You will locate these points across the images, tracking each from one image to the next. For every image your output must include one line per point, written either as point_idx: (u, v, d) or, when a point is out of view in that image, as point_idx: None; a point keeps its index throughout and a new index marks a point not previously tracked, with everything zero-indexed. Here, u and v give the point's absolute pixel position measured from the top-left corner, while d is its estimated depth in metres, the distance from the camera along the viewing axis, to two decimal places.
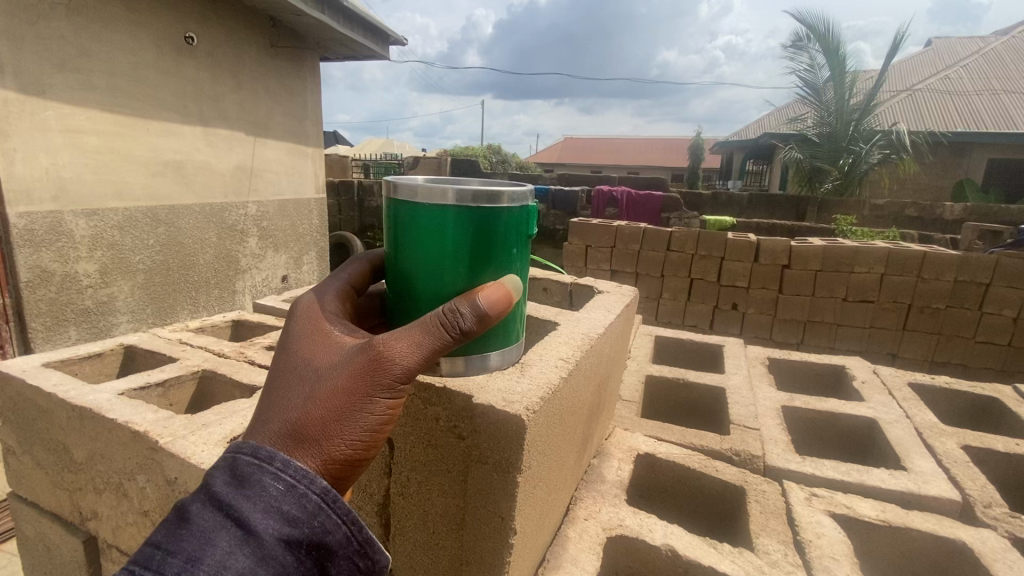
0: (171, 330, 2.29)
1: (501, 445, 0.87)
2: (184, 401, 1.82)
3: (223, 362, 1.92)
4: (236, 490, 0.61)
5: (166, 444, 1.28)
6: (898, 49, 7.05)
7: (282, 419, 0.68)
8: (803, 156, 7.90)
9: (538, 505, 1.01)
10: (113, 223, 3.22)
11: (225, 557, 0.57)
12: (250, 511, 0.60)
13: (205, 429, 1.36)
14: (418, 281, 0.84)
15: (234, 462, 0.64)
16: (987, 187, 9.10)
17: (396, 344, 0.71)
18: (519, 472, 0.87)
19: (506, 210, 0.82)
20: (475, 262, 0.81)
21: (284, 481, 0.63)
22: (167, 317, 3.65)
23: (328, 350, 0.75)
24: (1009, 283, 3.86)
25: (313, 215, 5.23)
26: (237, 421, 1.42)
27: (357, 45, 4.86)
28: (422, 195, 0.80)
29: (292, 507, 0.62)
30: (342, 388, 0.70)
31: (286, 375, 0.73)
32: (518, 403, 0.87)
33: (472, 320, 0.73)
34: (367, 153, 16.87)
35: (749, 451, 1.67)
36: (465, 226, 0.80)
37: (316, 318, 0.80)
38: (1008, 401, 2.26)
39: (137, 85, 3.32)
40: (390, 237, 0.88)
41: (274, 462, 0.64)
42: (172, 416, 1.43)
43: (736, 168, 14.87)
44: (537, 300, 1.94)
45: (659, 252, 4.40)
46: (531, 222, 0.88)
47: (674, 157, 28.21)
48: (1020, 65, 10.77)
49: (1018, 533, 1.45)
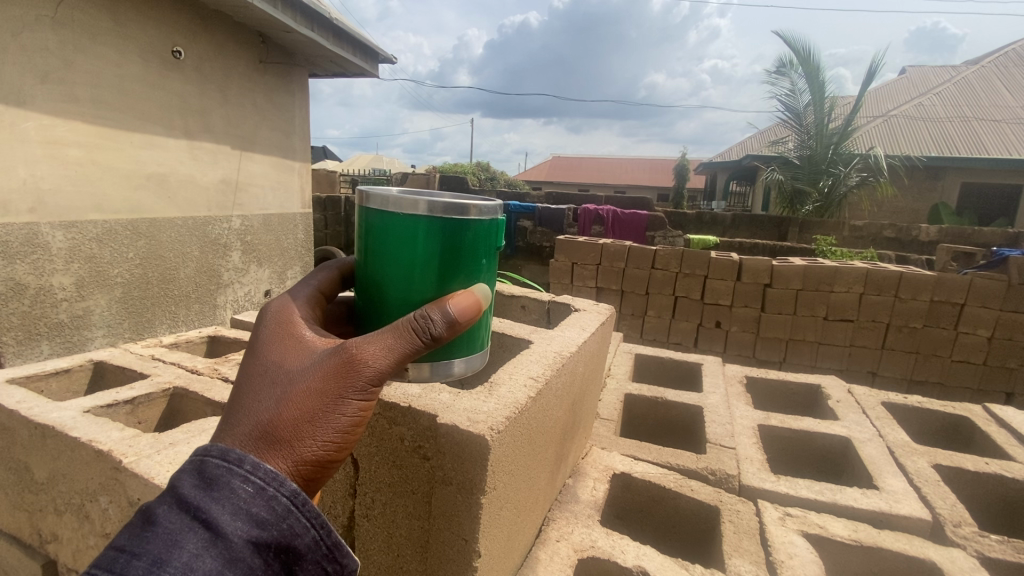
0: (145, 345, 2.25)
1: (464, 465, 0.87)
2: (152, 419, 1.78)
3: (195, 379, 1.89)
4: (204, 492, 0.59)
5: (129, 464, 1.24)
6: (873, 77, 7.31)
7: (253, 422, 0.67)
8: (784, 177, 8.11)
9: (505, 529, 1.00)
10: (91, 235, 3.17)
11: (191, 560, 0.55)
12: (218, 513, 0.58)
13: (171, 447, 1.33)
14: (386, 286, 0.84)
15: (201, 463, 0.62)
16: (961, 211, 9.36)
17: (369, 347, 0.71)
18: (482, 493, 0.86)
19: (476, 222, 0.82)
20: (444, 272, 0.82)
21: (254, 484, 0.61)
22: (144, 332, 3.58)
23: (300, 354, 0.74)
24: (983, 303, 3.95)
25: (298, 229, 5.20)
26: (205, 439, 1.39)
27: (346, 62, 4.92)
28: (394, 203, 0.81)
29: (261, 510, 0.60)
30: (313, 390, 0.70)
31: (256, 380, 0.72)
32: (482, 423, 0.86)
33: (443, 326, 0.73)
34: (357, 168, 16.92)
35: (725, 471, 1.67)
36: (435, 236, 0.80)
37: (286, 323, 0.79)
38: (978, 421, 2.30)
39: (122, 97, 3.31)
40: (361, 245, 0.88)
41: (246, 462, 0.63)
42: (138, 434, 1.39)
43: (720, 189, 15.15)
44: (516, 317, 1.95)
45: (644, 270, 4.44)
46: (499, 235, 0.89)
47: (659, 177, 28.70)
48: (990, 94, 11.22)
49: (986, 553, 1.46)
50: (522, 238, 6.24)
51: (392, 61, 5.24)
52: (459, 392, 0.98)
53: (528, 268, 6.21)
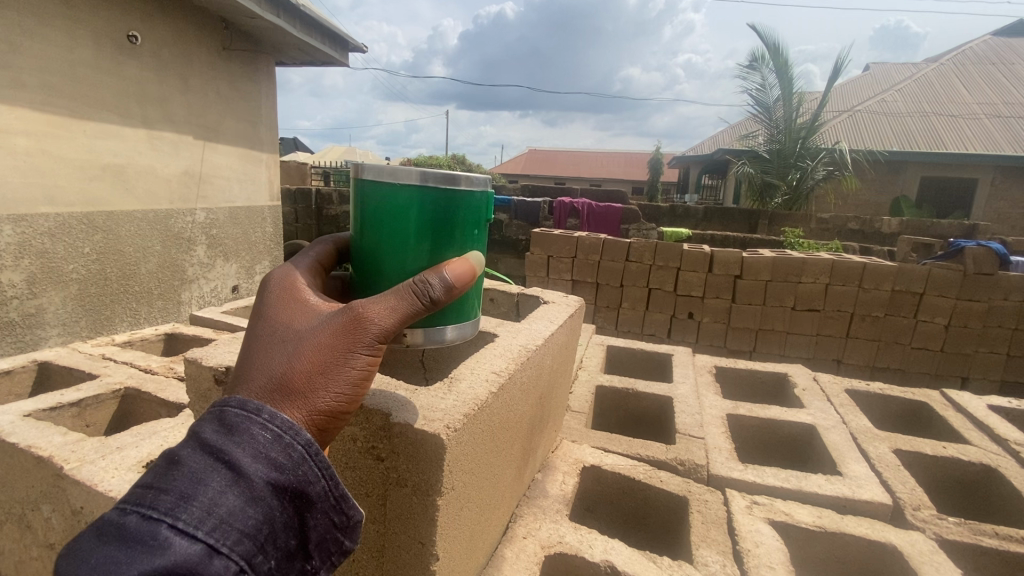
0: (95, 344, 2.15)
1: (420, 467, 0.84)
2: (101, 422, 1.70)
3: (148, 378, 1.81)
4: (226, 436, 0.60)
5: (72, 470, 1.18)
6: (839, 73, 7.49)
7: (266, 376, 0.66)
8: (754, 171, 8.27)
9: (465, 529, 0.98)
10: (43, 229, 3.01)
11: (217, 496, 0.56)
12: (239, 455, 0.59)
13: (118, 452, 1.27)
14: (382, 256, 0.83)
15: (221, 411, 0.62)
16: (921, 203, 9.70)
17: (374, 304, 0.70)
18: (438, 494, 0.84)
19: (466, 192, 0.84)
20: (436, 239, 0.83)
21: (272, 431, 0.62)
22: (103, 330, 3.43)
23: (306, 316, 0.73)
24: (940, 292, 4.11)
25: (266, 223, 5.05)
26: (156, 443, 1.33)
27: (315, 50, 4.77)
28: (387, 173, 0.81)
29: (279, 455, 0.61)
30: (322, 345, 0.68)
31: (264, 339, 0.71)
32: (439, 421, 0.84)
33: (442, 290, 0.71)
34: (328, 160, 16.51)
35: (694, 461, 1.69)
36: (428, 204, 0.81)
37: (289, 288, 0.77)
38: (936, 406, 2.39)
39: (74, 84, 3.15)
40: (355, 218, 0.87)
41: (264, 411, 0.63)
42: (83, 438, 1.32)
43: (692, 182, 15.34)
44: (484, 311, 1.93)
45: (618, 262, 4.46)
46: (486, 209, 0.91)
47: (634, 170, 28.96)
48: (949, 91, 11.63)
49: (945, 535, 1.51)
50: (498, 232, 6.22)
51: (362, 50, 5.12)
52: (417, 389, 0.95)
53: (505, 262, 6.16)
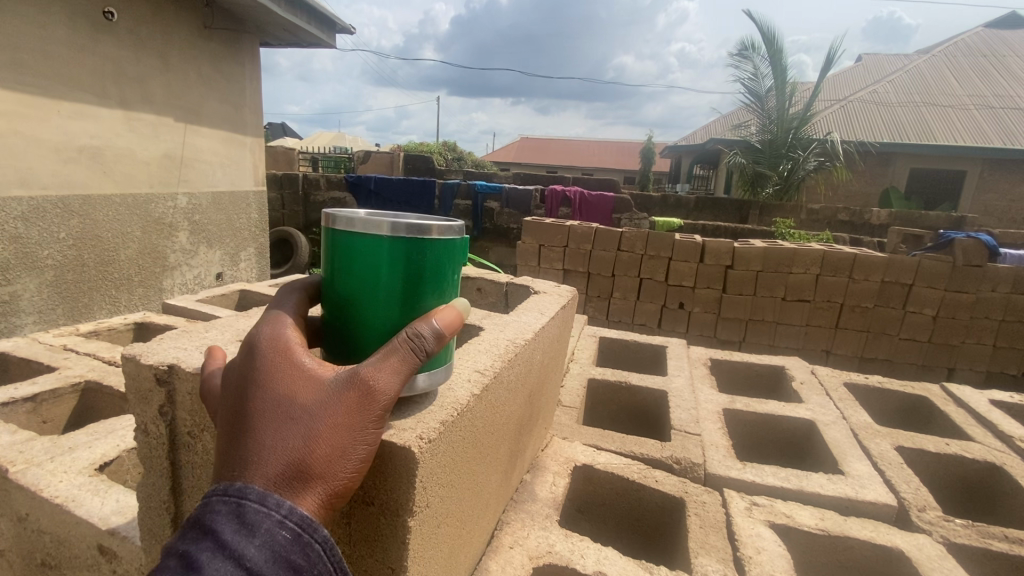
0: (58, 333, 2.12)
1: (389, 484, 0.77)
2: (61, 418, 1.70)
3: (110, 372, 1.81)
4: (243, 536, 0.55)
5: (17, 472, 1.28)
6: (832, 62, 7.44)
7: (275, 463, 0.59)
8: (746, 161, 8.25)
9: (440, 546, 0.92)
10: (16, 214, 2.89)
11: None
12: (258, 557, 0.54)
13: (69, 453, 1.37)
14: (351, 310, 0.76)
15: (238, 506, 0.57)
16: (910, 195, 9.76)
17: (384, 374, 0.65)
18: (409, 515, 0.77)
19: (440, 241, 0.75)
20: (407, 293, 0.74)
21: (289, 529, 0.57)
22: (81, 317, 3.32)
23: (301, 380, 0.64)
24: (930, 284, 4.11)
25: (251, 208, 4.92)
26: (109, 443, 1.44)
27: (301, 31, 4.61)
28: (357, 224, 0.73)
29: (297, 555, 0.56)
30: (332, 424, 0.62)
31: (262, 411, 0.62)
32: (409, 432, 0.77)
33: (434, 341, 0.68)
34: (315, 145, 16.24)
35: (690, 459, 1.66)
36: (399, 256, 0.72)
37: (276, 339, 0.67)
38: (936, 401, 2.38)
39: (47, 62, 3.01)
40: (326, 267, 0.79)
41: (284, 505, 0.58)
42: (32, 438, 1.42)
43: (683, 172, 15.31)
44: (472, 301, 1.87)
45: (610, 252, 4.41)
46: (462, 254, 0.81)
47: (625, 159, 28.89)
48: (940, 82, 11.65)
49: (951, 538, 1.49)
50: (489, 221, 6.16)
51: (350, 31, 4.97)
52: None
53: (495, 251, 6.11)
